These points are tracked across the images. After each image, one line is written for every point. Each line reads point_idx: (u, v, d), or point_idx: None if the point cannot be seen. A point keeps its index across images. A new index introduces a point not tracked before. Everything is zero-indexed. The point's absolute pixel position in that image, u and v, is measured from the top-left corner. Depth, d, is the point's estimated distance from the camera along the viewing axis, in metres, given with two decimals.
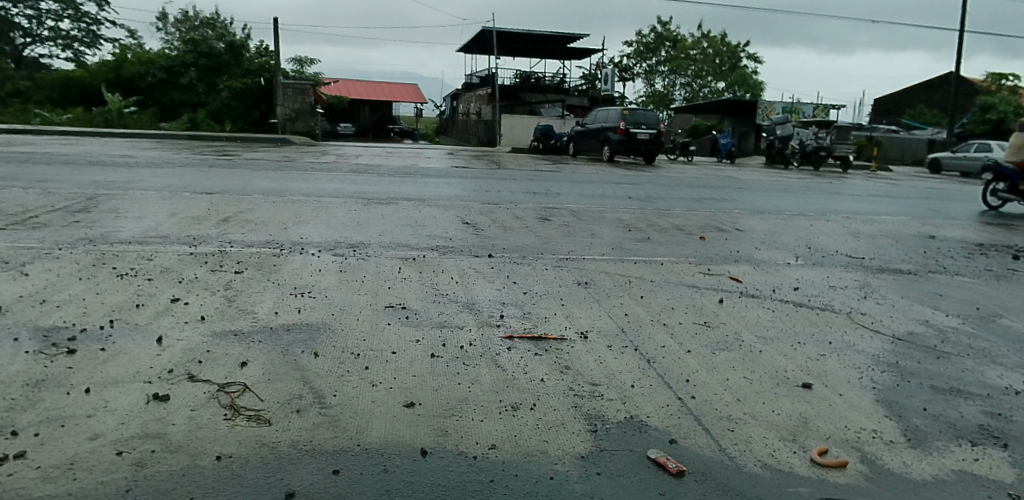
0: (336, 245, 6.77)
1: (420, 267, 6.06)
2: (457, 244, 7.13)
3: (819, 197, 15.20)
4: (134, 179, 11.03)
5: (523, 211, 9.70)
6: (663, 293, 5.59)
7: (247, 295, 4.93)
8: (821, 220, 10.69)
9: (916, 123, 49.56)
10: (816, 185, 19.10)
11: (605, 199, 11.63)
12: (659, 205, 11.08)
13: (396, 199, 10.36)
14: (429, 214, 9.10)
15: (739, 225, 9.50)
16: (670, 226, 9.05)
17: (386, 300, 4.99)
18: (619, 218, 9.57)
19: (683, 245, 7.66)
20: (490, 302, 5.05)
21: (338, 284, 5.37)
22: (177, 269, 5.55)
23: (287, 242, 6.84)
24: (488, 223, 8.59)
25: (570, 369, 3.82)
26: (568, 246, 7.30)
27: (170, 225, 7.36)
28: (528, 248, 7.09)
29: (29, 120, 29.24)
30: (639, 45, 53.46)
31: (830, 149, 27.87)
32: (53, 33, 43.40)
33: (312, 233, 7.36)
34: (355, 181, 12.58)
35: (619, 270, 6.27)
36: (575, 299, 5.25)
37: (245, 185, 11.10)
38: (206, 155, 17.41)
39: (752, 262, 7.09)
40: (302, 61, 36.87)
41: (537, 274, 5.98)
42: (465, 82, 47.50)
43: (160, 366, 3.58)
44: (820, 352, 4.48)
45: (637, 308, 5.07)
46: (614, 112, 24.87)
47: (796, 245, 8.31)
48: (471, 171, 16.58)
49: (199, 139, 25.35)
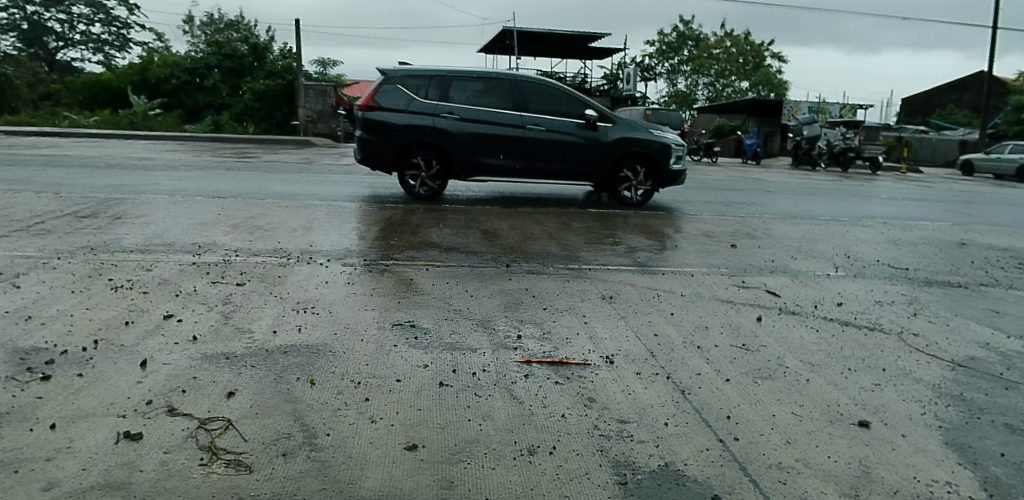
0: (346, 254, 6.41)
1: (434, 278, 5.68)
2: (473, 253, 6.74)
3: (850, 200, 14.61)
4: (147, 182, 10.81)
5: (544, 216, 9.30)
6: (695, 309, 5.15)
7: (245, 312, 4.57)
8: (856, 225, 10.14)
9: (947, 124, 48.23)
10: (846, 187, 18.46)
11: (629, 203, 11.17)
12: (687, 210, 10.60)
13: (413, 203, 10.02)
14: (447, 220, 8.73)
15: (771, 231, 9.00)
16: (699, 232, 8.58)
17: (395, 318, 4.61)
18: (645, 223, 9.12)
19: (713, 255, 7.20)
20: (507, 319, 4.64)
21: (344, 299, 5.00)
22: (176, 281, 5.22)
23: (295, 250, 6.49)
24: (508, 229, 8.21)
25: (594, 401, 3.41)
26: (591, 256, 6.88)
27: (176, 232, 7.05)
28: (548, 257, 6.68)
29: (57, 122, 29.43)
30: (661, 44, 52.76)
31: (859, 150, 27.10)
32: (85, 37, 43.91)
33: (323, 240, 7.01)
34: (372, 184, 12.28)
35: (646, 282, 5.84)
36: (600, 315, 4.82)
37: (259, 189, 10.82)
38: (225, 157, 17.27)
39: (789, 273, 6.61)
40: (325, 63, 36.85)
41: (559, 287, 5.57)
42: (486, 83, 47.23)
43: (138, 397, 3.22)
44: (874, 381, 4.02)
45: (666, 327, 4.64)
46: (636, 113, 24.36)
47: (833, 253, 7.80)
48: None
49: (221, 141, 25.31)
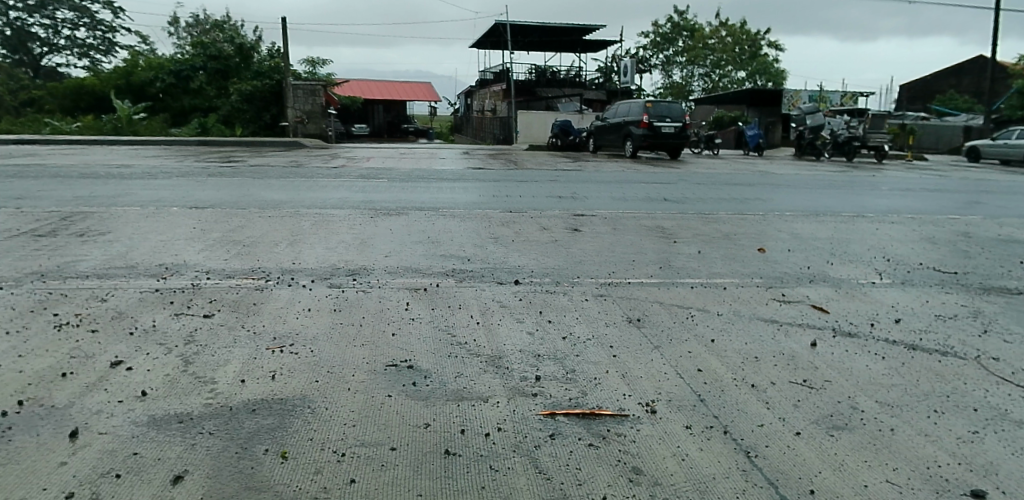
0: (334, 273, 5.68)
1: (436, 300, 4.97)
2: (476, 267, 6.02)
3: (866, 192, 13.95)
4: (121, 193, 10.07)
5: (550, 220, 8.61)
6: (738, 333, 4.45)
7: (210, 354, 3.83)
8: (884, 222, 9.42)
9: (947, 109, 47.66)
10: (856, 178, 17.78)
11: (639, 203, 10.47)
12: (701, 209, 9.91)
13: (408, 209, 9.29)
14: (445, 227, 8.01)
15: (796, 232, 8.31)
16: (718, 234, 7.89)
17: (390, 356, 3.89)
18: (658, 226, 8.42)
19: (743, 261, 6.49)
20: (522, 354, 3.92)
21: (329, 331, 4.27)
22: (133, 314, 4.48)
23: (275, 269, 5.76)
24: (513, 237, 7.50)
25: (640, 474, 2.70)
26: (608, 265, 6.18)
27: (143, 250, 6.30)
28: (561, 269, 5.96)
29: (39, 130, 28.57)
30: (655, 35, 51.96)
31: (865, 139, 26.41)
32: (70, 42, 43.02)
33: (306, 256, 6.27)
34: (363, 188, 11.55)
35: (676, 300, 5.14)
36: (630, 345, 4.11)
37: (242, 197, 10.09)
38: (210, 162, 16.52)
39: (830, 282, 5.92)
40: (315, 61, 36.03)
41: (578, 308, 4.86)
42: (479, 79, 46.53)
43: (57, 489, 2.50)
44: (970, 428, 3.30)
45: (710, 360, 3.94)
46: (636, 106, 23.63)
47: (870, 257, 7.14)
48: (488, 172, 15.52)
49: (208, 144, 24.53)
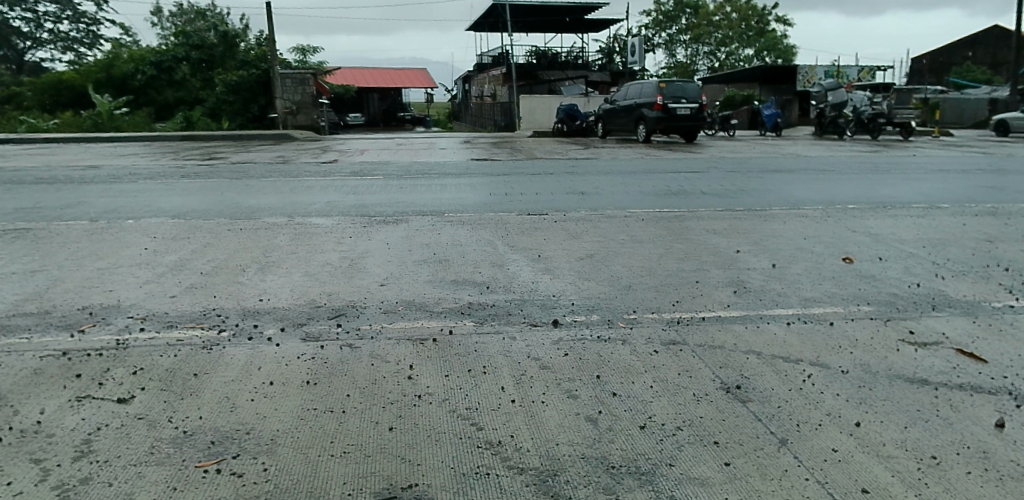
0: (312, 315, 4.30)
1: (452, 360, 3.60)
2: (498, 299, 4.66)
3: (918, 175, 12.58)
4: (74, 201, 8.72)
5: (576, 225, 7.26)
6: (891, 412, 3.08)
7: (106, 483, 2.46)
8: (969, 215, 8.04)
9: (963, 82, 46.15)
10: (893, 159, 16.40)
11: (673, 198, 9.12)
12: (750, 206, 8.55)
13: (407, 215, 7.92)
14: (453, 238, 6.65)
15: (876, 234, 6.96)
16: (787, 241, 6.51)
17: (385, 474, 2.52)
18: (707, 230, 7.06)
19: (834, 282, 5.14)
20: (586, 469, 2.55)
21: (296, 425, 2.89)
22: (12, 402, 3.11)
23: (233, 312, 4.38)
24: (537, 249, 6.13)
25: None
26: (668, 292, 4.81)
27: (68, 286, 4.94)
28: (610, 300, 4.60)
29: (16, 128, 27.07)
30: (657, 13, 50.20)
31: (890, 116, 24.98)
32: (53, 36, 41.36)
33: (279, 288, 4.91)
34: (356, 188, 10.17)
35: (776, 350, 3.80)
36: (747, 445, 2.73)
37: (217, 203, 8.72)
38: (189, 160, 15.14)
39: (961, 311, 4.56)
40: (305, 49, 34.63)
41: (649, 369, 3.47)
42: (477, 63, 45.03)
43: None
44: None
45: (878, 473, 2.56)
46: (648, 86, 22.15)
47: (982, 264, 5.78)
48: (495, 164, 14.15)
49: (193, 140, 23.14)
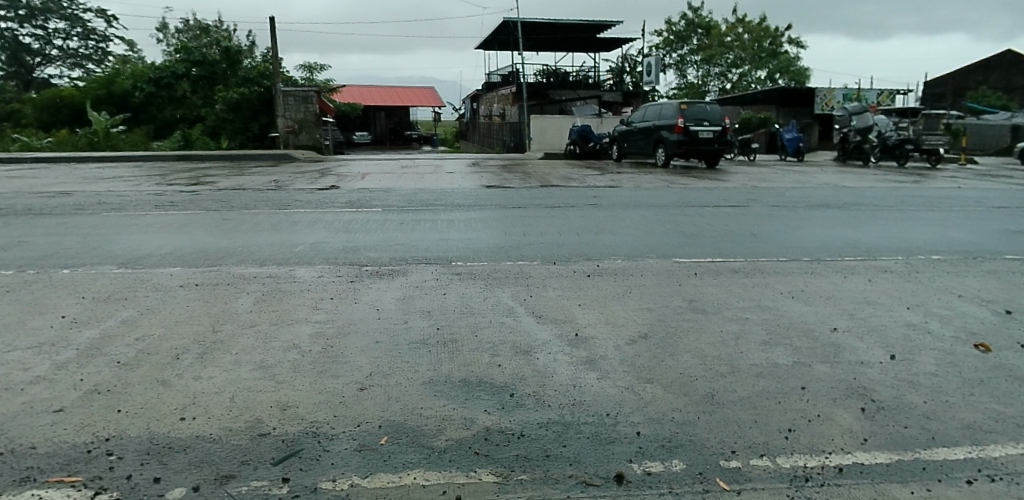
0: (251, 457, 2.84)
1: None
2: (527, 422, 3.20)
3: (981, 213, 11.11)
4: (11, 241, 7.34)
5: (614, 283, 5.79)
6: None
7: None
8: None
9: (983, 106, 44.73)
10: (940, 191, 14.94)
11: (722, 243, 7.67)
12: (816, 256, 7.11)
13: (405, 264, 6.50)
14: (464, 302, 5.21)
15: (994, 303, 5.48)
16: (892, 316, 5.01)
17: None
18: (783, 293, 5.58)
19: (994, 395, 3.66)
20: None
21: None
22: None
23: (135, 447, 2.91)
24: (573, 322, 4.71)
25: None
26: (770, 414, 3.33)
27: None
28: (689, 429, 3.14)
29: (9, 146, 25.86)
30: (668, 34, 49.18)
31: (917, 142, 23.67)
32: (62, 52, 40.42)
33: (217, 395, 3.47)
34: (349, 224, 8.77)
35: None
36: None
37: (182, 245, 7.31)
38: (173, 185, 13.78)
39: None
40: (312, 66, 33.56)
41: None
42: (486, 82, 43.90)
43: None
44: None
45: None
46: (668, 108, 20.80)
47: None
48: (506, 192, 12.73)
49: (189, 161, 21.85)
